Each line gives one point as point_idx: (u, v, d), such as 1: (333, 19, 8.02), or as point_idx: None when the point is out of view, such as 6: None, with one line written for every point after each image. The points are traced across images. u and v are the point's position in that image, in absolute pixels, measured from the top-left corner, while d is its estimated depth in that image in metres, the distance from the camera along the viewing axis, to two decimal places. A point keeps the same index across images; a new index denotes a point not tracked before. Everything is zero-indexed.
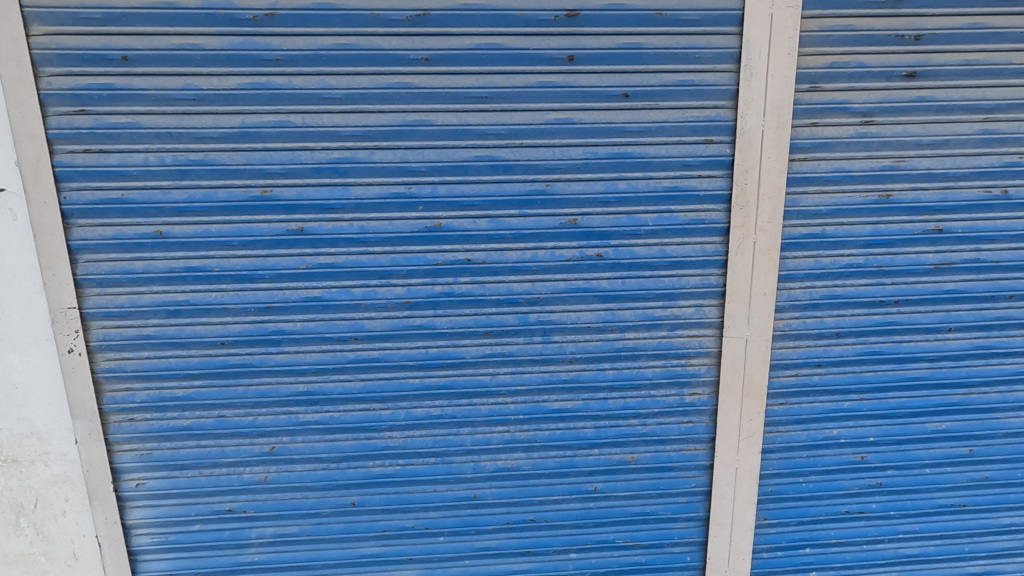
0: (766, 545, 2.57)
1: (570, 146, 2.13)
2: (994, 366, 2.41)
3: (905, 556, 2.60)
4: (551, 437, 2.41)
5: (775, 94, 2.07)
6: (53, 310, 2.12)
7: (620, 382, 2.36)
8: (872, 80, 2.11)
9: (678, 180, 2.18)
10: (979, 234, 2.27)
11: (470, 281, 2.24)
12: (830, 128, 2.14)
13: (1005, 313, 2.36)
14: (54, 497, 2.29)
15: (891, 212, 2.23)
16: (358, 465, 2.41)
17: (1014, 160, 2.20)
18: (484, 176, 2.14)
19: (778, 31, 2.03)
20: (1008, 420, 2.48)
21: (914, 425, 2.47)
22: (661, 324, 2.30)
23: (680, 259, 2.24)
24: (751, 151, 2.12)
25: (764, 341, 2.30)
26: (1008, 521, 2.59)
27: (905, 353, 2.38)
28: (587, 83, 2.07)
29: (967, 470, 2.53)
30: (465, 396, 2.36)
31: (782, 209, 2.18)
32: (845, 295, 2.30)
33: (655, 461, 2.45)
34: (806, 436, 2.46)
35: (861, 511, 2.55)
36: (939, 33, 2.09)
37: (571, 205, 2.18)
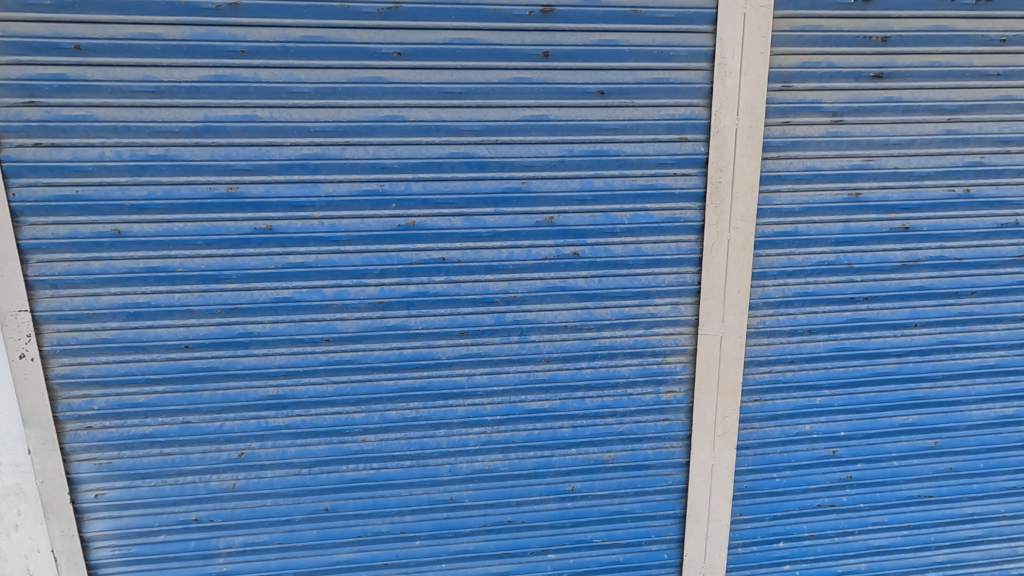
0: (741, 541, 2.59)
1: (545, 143, 2.10)
2: (956, 360, 2.48)
3: (875, 547, 2.66)
4: (527, 438, 2.38)
5: (748, 92, 2.08)
6: (2, 314, 2.01)
7: (597, 381, 2.35)
8: (841, 80, 2.15)
9: (654, 179, 2.18)
10: (944, 232, 2.32)
11: (445, 281, 2.20)
12: (802, 127, 2.17)
13: (969, 309, 2.42)
14: (5, 510, 2.17)
15: (861, 210, 2.27)
16: (330, 470, 2.35)
17: (976, 160, 2.26)
18: (459, 173, 2.10)
19: (751, 30, 2.04)
20: (968, 412, 2.55)
21: (882, 420, 2.52)
22: (637, 322, 2.30)
23: (655, 258, 2.24)
24: (725, 146, 2.13)
25: (738, 338, 2.32)
26: (971, 510, 2.67)
27: (874, 348, 2.42)
28: (562, 80, 2.05)
29: (931, 462, 2.60)
30: (442, 398, 2.32)
31: (755, 208, 2.19)
32: (817, 292, 2.33)
33: (632, 459, 2.45)
34: (780, 432, 2.49)
35: (832, 503, 2.59)
36: (906, 35, 2.13)
37: (547, 203, 2.15)
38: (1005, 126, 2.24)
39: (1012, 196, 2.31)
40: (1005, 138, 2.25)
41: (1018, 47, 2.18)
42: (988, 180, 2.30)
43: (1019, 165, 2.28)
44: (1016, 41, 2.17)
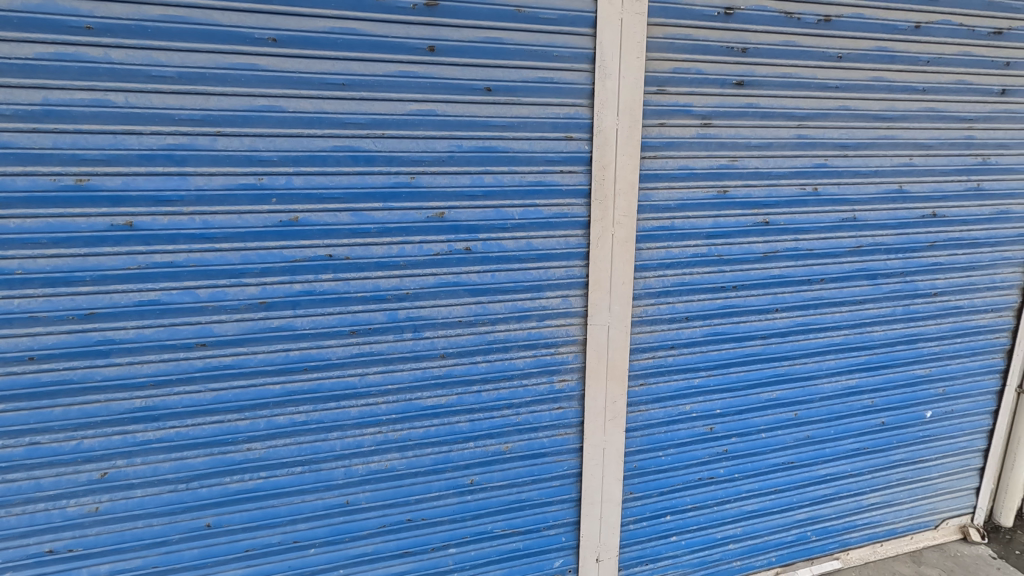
0: (632, 518, 2.75)
1: (434, 138, 2.09)
2: (810, 340, 2.79)
3: (747, 512, 2.94)
4: (424, 435, 2.37)
5: (627, 94, 2.20)
6: None
7: (493, 374, 2.39)
8: (709, 86, 2.33)
9: (542, 175, 2.24)
10: (797, 226, 2.61)
11: (333, 278, 2.12)
12: (676, 129, 2.33)
13: (819, 294, 2.73)
14: None
15: (728, 206, 2.48)
16: (212, 483, 2.20)
17: (821, 162, 2.55)
18: (344, 166, 2.04)
19: (628, 35, 2.15)
20: (821, 385, 2.88)
21: (751, 396, 2.78)
22: (530, 315, 2.37)
23: (546, 252, 2.31)
24: (607, 146, 2.24)
25: (623, 327, 2.45)
26: (825, 472, 3.03)
27: (743, 332, 2.67)
28: (449, 75, 2.05)
29: (792, 432, 2.91)
30: (333, 400, 2.24)
31: (635, 204, 2.33)
32: (693, 282, 2.53)
33: (528, 449, 2.52)
34: (663, 413, 2.67)
35: (710, 476, 2.83)
36: (762, 48, 2.34)
37: (437, 198, 2.15)
38: (843, 133, 2.55)
39: (851, 194, 2.63)
40: (844, 143, 2.56)
41: (853, 64, 2.47)
42: (832, 180, 2.60)
43: (856, 167, 2.60)
44: (851, 58, 2.46)
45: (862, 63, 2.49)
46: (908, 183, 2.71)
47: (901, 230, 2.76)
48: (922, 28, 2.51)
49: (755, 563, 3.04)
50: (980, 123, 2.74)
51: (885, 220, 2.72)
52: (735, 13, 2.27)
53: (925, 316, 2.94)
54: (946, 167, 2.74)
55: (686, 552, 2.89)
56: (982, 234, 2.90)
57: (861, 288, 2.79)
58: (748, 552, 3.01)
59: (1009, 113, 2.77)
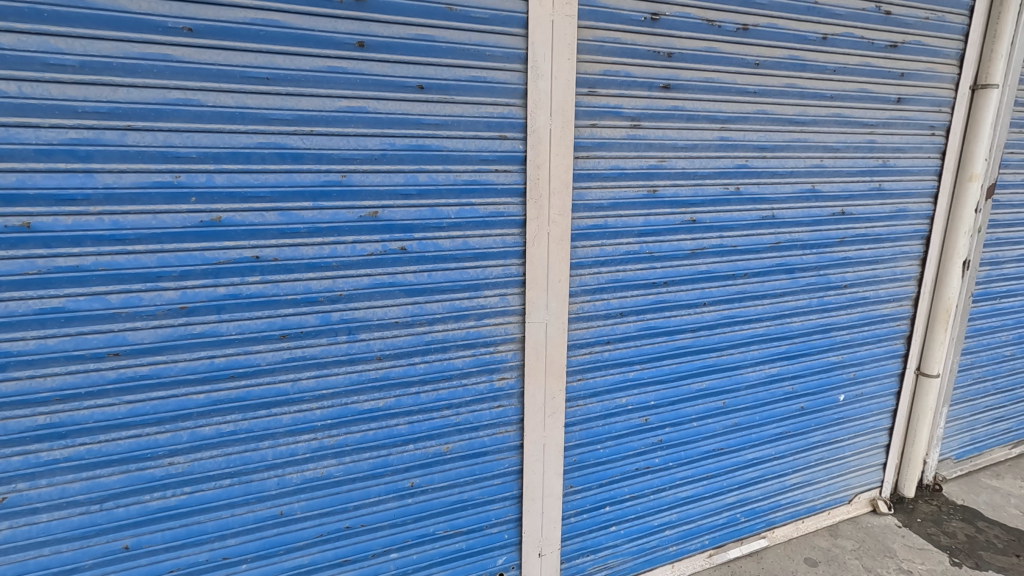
0: (573, 511, 2.80)
1: (365, 135, 2.05)
2: (735, 332, 2.94)
3: (681, 499, 3.07)
4: (362, 439, 2.32)
5: (559, 95, 2.24)
6: None
7: (431, 375, 2.37)
8: (637, 89, 2.40)
9: (477, 174, 2.24)
10: (722, 224, 2.74)
11: (261, 281, 2.03)
12: (607, 129, 2.39)
13: (743, 288, 2.89)
14: None
15: (658, 205, 2.58)
16: (129, 502, 2.05)
17: (742, 163, 2.70)
18: (270, 164, 1.95)
19: (559, 37, 2.19)
20: (746, 374, 3.04)
21: (683, 387, 2.90)
22: (468, 314, 2.36)
23: (482, 251, 2.31)
24: (541, 146, 2.26)
25: (560, 324, 2.49)
26: (751, 456, 3.20)
27: (673, 326, 2.78)
28: (379, 71, 2.01)
29: (721, 419, 3.05)
30: (263, 408, 2.15)
31: (570, 203, 2.37)
32: (626, 278, 2.60)
33: (469, 448, 2.51)
34: (601, 407, 2.73)
35: (646, 466, 2.93)
36: (686, 53, 2.44)
37: (370, 197, 2.10)
38: (761, 135, 2.70)
39: (770, 194, 2.80)
40: (762, 145, 2.71)
41: (769, 70, 2.63)
42: (752, 180, 2.75)
43: (773, 168, 2.77)
44: (767, 65, 2.62)
45: (777, 70, 2.65)
46: (820, 183, 2.91)
47: (815, 227, 2.96)
48: (828, 39, 2.70)
49: (690, 547, 3.17)
50: (881, 128, 2.98)
51: (801, 217, 2.91)
52: (660, 19, 2.36)
53: (837, 307, 3.17)
54: (852, 168, 2.96)
55: (625, 541, 2.98)
56: (884, 230, 3.16)
57: (780, 282, 2.97)
58: (683, 536, 3.14)
59: (904, 119, 3.03)
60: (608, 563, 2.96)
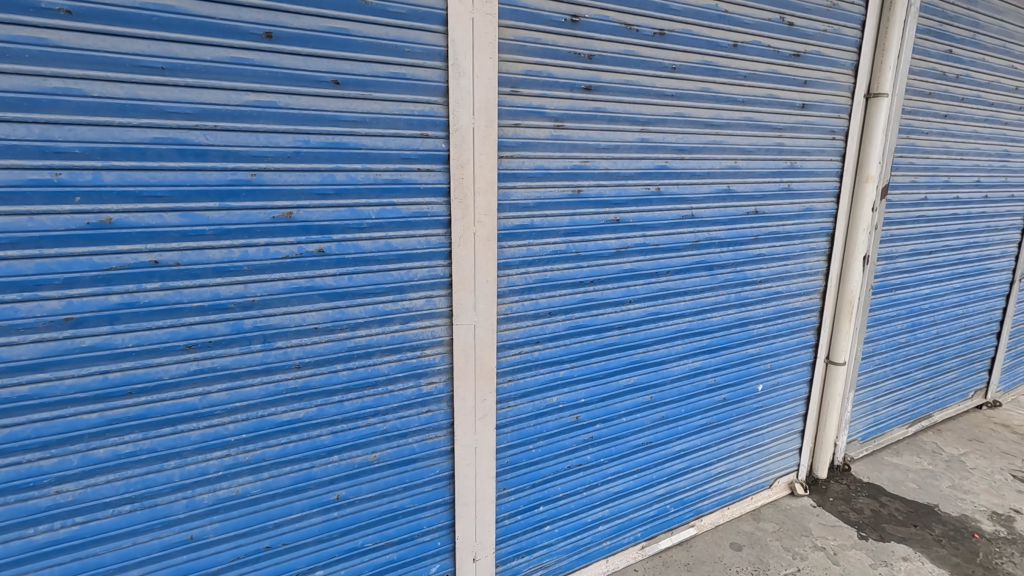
0: (507, 513, 2.78)
1: (276, 132, 1.94)
2: (660, 328, 3.03)
3: (613, 494, 3.12)
4: (281, 453, 2.20)
5: (481, 94, 2.22)
6: None
7: (355, 382, 2.28)
8: (559, 89, 2.42)
9: (399, 173, 2.17)
10: (645, 224, 2.82)
11: (160, 287, 1.88)
12: (531, 129, 2.40)
13: (666, 286, 2.98)
14: None
15: (583, 205, 2.61)
16: (8, 538, 1.84)
17: (662, 164, 2.79)
18: (169, 161, 1.81)
19: (480, 36, 2.17)
20: (672, 368, 3.14)
21: (612, 384, 2.96)
22: (393, 318, 2.29)
23: (406, 252, 2.25)
24: (464, 146, 2.23)
25: (488, 326, 2.46)
26: (679, 448, 3.31)
27: (601, 324, 2.83)
28: (290, 65, 1.91)
29: (649, 413, 3.13)
30: (168, 425, 1.98)
31: (495, 203, 2.35)
32: (553, 278, 2.62)
33: (397, 456, 2.44)
34: (531, 407, 2.73)
35: (579, 463, 2.96)
36: (606, 55, 2.48)
37: (284, 196, 1.99)
38: (679, 137, 2.80)
39: (688, 194, 2.91)
40: (681, 147, 2.81)
41: (684, 74, 2.73)
42: (672, 181, 2.84)
43: (691, 169, 2.88)
44: (683, 70, 2.72)
45: (692, 74, 2.75)
46: (735, 184, 3.05)
47: (731, 226, 3.11)
48: (739, 46, 2.84)
49: (623, 541, 3.24)
50: (788, 132, 3.16)
51: (718, 217, 3.04)
52: (580, 21, 2.39)
53: (753, 302, 3.34)
54: (763, 170, 3.13)
55: (560, 540, 2.99)
56: (793, 228, 3.37)
57: (700, 279, 3.09)
58: (616, 530, 3.19)
59: (808, 124, 3.24)
60: (542, 562, 2.96)
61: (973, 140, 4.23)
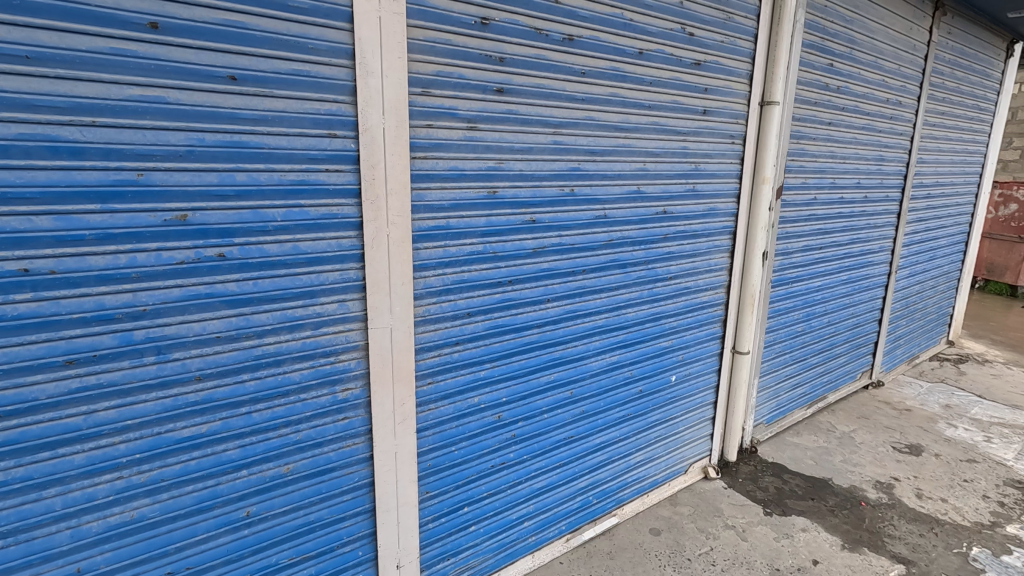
0: (430, 517, 2.76)
1: (166, 130, 1.82)
2: (577, 325, 3.12)
3: (537, 489, 3.18)
4: (181, 472, 2.06)
5: (391, 94, 2.18)
6: None
7: (264, 392, 2.18)
8: (471, 91, 2.43)
9: (305, 174, 2.10)
10: (560, 224, 2.89)
11: (33, 298, 1.71)
12: (444, 130, 2.39)
13: (583, 284, 3.07)
14: None
15: (498, 206, 2.64)
16: None
17: (575, 166, 2.87)
18: (39, 160, 1.66)
19: (388, 35, 2.13)
20: (590, 363, 3.24)
21: (533, 381, 3.01)
22: (304, 324, 2.21)
23: (316, 255, 2.18)
24: (374, 146, 2.19)
25: (405, 329, 2.43)
26: (599, 440, 3.42)
27: (520, 323, 2.87)
28: (180, 58, 1.80)
29: (570, 408, 3.21)
30: (46, 449, 1.81)
31: (409, 204, 2.32)
32: (470, 279, 2.63)
33: (312, 466, 2.35)
34: (453, 408, 2.72)
35: (502, 461, 2.98)
36: (517, 59, 2.53)
37: (177, 198, 1.87)
38: (591, 140, 2.90)
39: (601, 195, 3.01)
40: (592, 150, 2.91)
41: (594, 79, 2.82)
42: (585, 182, 2.94)
43: (602, 171, 2.99)
44: (592, 75, 2.81)
45: (601, 79, 2.85)
46: (644, 185, 3.20)
47: (642, 226, 3.25)
48: (644, 54, 2.98)
49: (548, 535, 3.30)
50: (691, 136, 3.35)
51: (629, 217, 3.17)
52: (490, 24, 2.41)
53: (664, 297, 3.51)
54: (670, 172, 3.29)
55: (485, 539, 3.01)
56: (698, 227, 3.57)
57: (615, 277, 3.21)
58: (540, 525, 3.25)
59: (710, 129, 3.45)
60: (468, 563, 2.96)
61: (853, 146, 4.68)
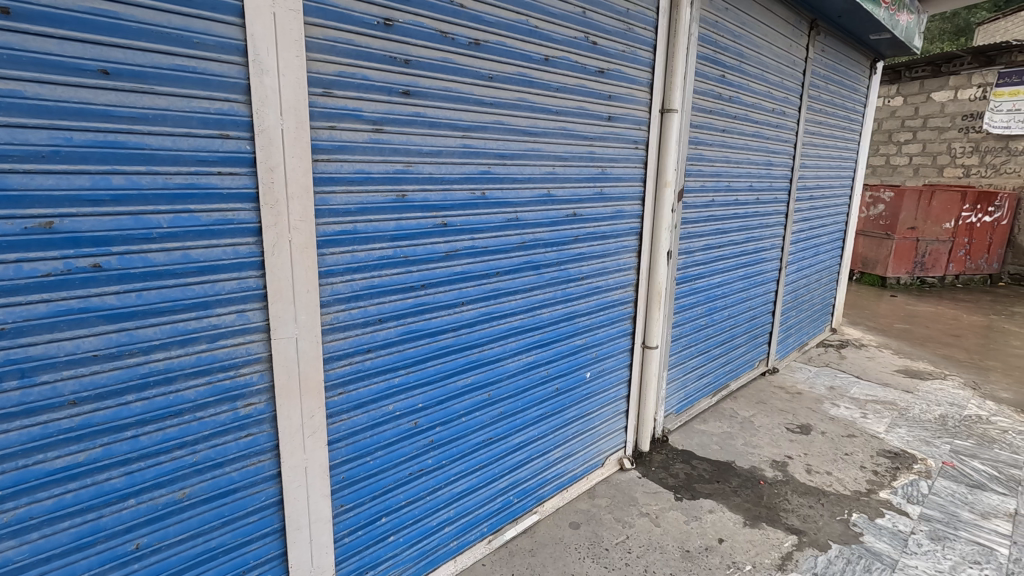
0: (346, 531, 2.66)
1: (25, 127, 1.64)
2: (493, 327, 3.14)
3: (457, 494, 3.17)
4: (55, 507, 1.85)
5: (289, 93, 2.09)
6: None
7: (153, 413, 2.01)
8: (376, 92, 2.38)
9: (194, 177, 1.96)
10: (472, 227, 2.89)
11: None
12: (348, 132, 2.32)
13: (497, 286, 3.10)
14: None
15: (408, 209, 2.60)
16: None
17: (485, 169, 2.89)
18: None
19: (283, 32, 2.03)
20: (507, 364, 3.27)
21: (450, 385, 2.99)
22: (198, 337, 2.06)
23: (209, 263, 2.04)
24: (272, 149, 2.08)
25: (312, 339, 2.33)
26: (518, 440, 3.46)
27: (435, 326, 2.85)
28: (39, 48, 1.63)
29: (488, 410, 3.23)
30: None
31: (312, 208, 2.23)
32: (381, 284, 2.57)
33: (212, 489, 2.20)
34: (366, 417, 2.65)
35: (420, 468, 2.94)
36: (423, 61, 2.51)
37: (40, 203, 1.69)
38: (500, 144, 2.93)
39: (512, 198, 3.05)
40: (502, 153, 2.95)
41: (501, 84, 2.86)
42: (496, 185, 2.96)
43: (512, 174, 3.03)
44: (499, 80, 2.85)
45: (508, 84, 2.90)
46: (554, 188, 3.28)
47: (553, 227, 3.33)
48: (550, 60, 3.06)
49: (470, 538, 3.30)
50: (598, 141, 3.48)
51: (541, 219, 3.24)
52: (394, 25, 2.37)
53: (577, 297, 3.62)
54: (578, 175, 3.40)
55: (405, 548, 2.95)
56: (607, 229, 3.71)
57: (528, 278, 3.27)
58: (461, 529, 3.24)
59: (615, 134, 3.60)
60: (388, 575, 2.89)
61: (744, 151, 5.06)
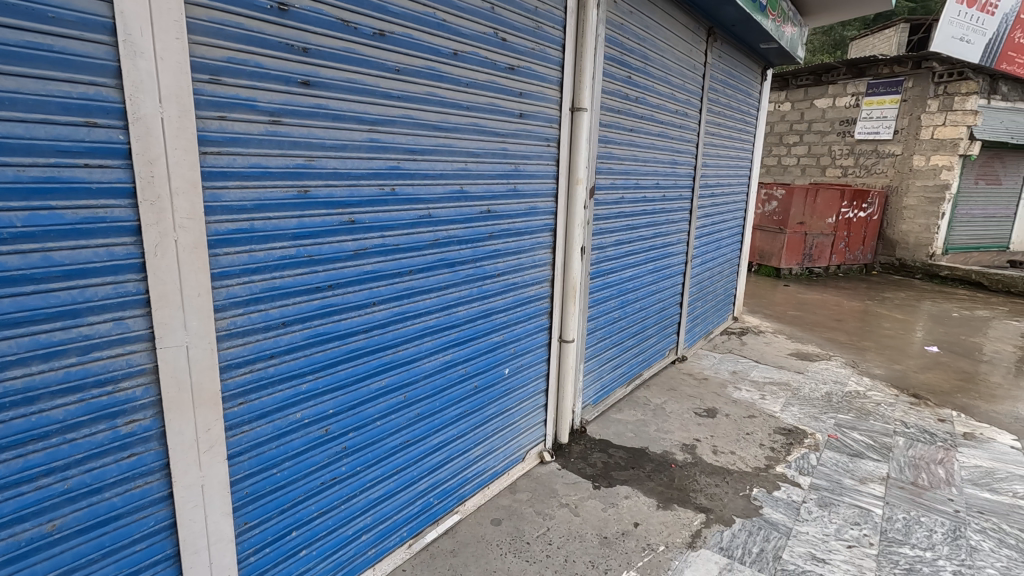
0: (251, 550, 2.49)
1: None
2: (407, 327, 3.06)
3: (374, 500, 3.06)
4: None
5: (169, 79, 1.90)
6: None
7: (11, 438, 1.77)
8: (272, 81, 2.23)
9: (54, 169, 1.74)
10: (381, 225, 2.80)
11: None
12: (240, 123, 2.16)
13: (410, 285, 3.03)
14: None
15: (312, 206, 2.47)
16: None
17: (394, 165, 2.81)
18: None
19: (159, 11, 1.85)
20: (423, 364, 3.20)
21: (363, 389, 2.88)
22: (66, 350, 1.84)
23: (78, 267, 1.82)
24: (150, 139, 1.89)
25: (205, 347, 2.14)
26: (437, 440, 3.40)
27: (344, 329, 2.73)
28: None
29: (404, 412, 3.15)
30: None
31: (201, 205, 2.05)
32: (283, 285, 2.42)
33: (89, 517, 1.98)
34: (272, 427, 2.49)
35: (332, 477, 2.81)
36: (323, 50, 2.38)
37: None
38: (410, 139, 2.86)
39: (423, 194, 2.99)
40: (411, 148, 2.87)
41: (408, 77, 2.78)
42: (406, 181, 2.89)
43: (423, 169, 2.96)
44: (407, 72, 2.77)
45: (416, 78, 2.82)
46: (467, 185, 3.25)
47: (466, 224, 3.30)
48: (459, 55, 3.02)
49: (389, 544, 3.20)
50: (510, 138, 3.49)
51: (454, 216, 3.20)
52: (289, 10, 2.23)
53: (493, 293, 3.62)
54: (491, 172, 3.39)
55: (318, 561, 2.81)
56: (522, 225, 3.74)
57: (442, 276, 3.22)
58: (379, 536, 3.14)
59: (527, 131, 3.62)
60: None
61: (651, 150, 5.29)
